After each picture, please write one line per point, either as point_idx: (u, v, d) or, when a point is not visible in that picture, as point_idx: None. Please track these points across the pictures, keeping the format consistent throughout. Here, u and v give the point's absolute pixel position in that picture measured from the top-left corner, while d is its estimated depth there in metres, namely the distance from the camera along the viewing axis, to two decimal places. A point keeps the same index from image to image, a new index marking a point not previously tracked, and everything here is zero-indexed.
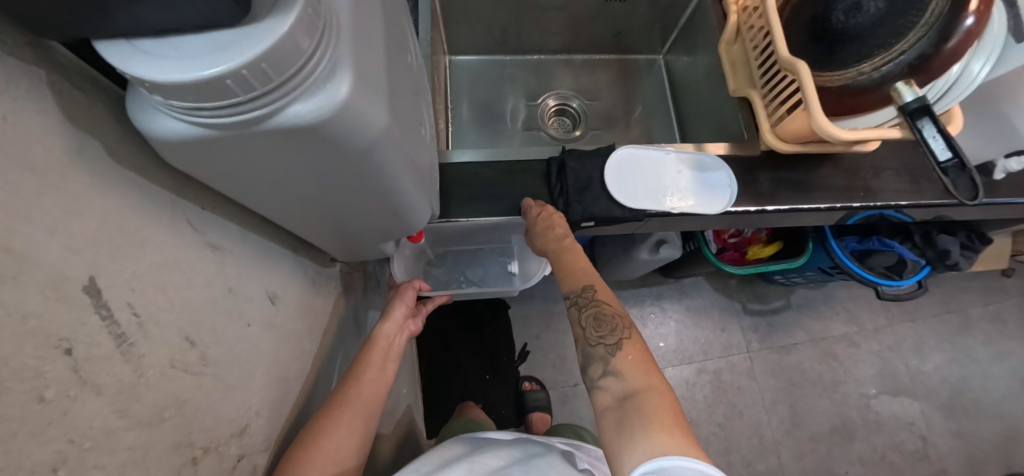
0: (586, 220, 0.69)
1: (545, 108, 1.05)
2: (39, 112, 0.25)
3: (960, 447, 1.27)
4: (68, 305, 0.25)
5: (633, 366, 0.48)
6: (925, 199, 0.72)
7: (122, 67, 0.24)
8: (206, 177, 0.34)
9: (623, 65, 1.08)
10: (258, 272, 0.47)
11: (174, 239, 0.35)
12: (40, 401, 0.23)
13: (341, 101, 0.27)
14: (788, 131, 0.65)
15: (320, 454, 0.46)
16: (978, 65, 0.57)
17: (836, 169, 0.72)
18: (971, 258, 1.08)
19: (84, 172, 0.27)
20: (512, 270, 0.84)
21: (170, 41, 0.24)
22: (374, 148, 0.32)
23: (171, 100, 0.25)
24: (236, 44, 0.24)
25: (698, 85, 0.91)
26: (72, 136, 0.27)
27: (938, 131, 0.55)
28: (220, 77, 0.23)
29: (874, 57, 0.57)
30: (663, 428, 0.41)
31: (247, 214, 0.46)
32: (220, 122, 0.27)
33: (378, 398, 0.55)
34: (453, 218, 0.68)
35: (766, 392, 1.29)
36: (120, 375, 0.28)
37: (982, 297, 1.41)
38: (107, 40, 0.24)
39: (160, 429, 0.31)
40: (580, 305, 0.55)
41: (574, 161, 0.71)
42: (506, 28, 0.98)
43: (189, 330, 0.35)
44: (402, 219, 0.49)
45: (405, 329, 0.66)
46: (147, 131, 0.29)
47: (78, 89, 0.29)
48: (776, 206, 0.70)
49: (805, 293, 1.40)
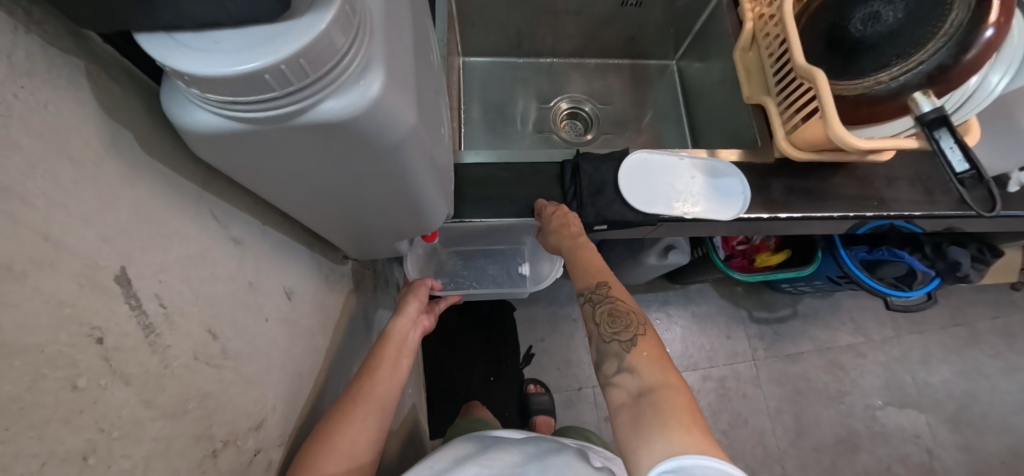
0: (598, 223, 0.69)
1: (557, 111, 1.05)
2: (78, 103, 0.25)
3: (966, 460, 1.26)
4: (100, 294, 0.25)
5: (649, 363, 0.47)
6: (939, 210, 0.71)
7: (161, 59, 0.24)
8: (234, 171, 0.35)
9: (635, 70, 1.08)
10: (275, 267, 0.47)
11: (199, 232, 0.35)
12: (73, 388, 0.23)
13: (373, 98, 0.27)
14: (803, 138, 0.65)
15: (334, 448, 0.46)
16: (997, 76, 0.57)
17: (850, 178, 0.72)
18: (982, 269, 1.07)
19: (117, 163, 0.28)
20: (523, 271, 0.84)
21: (209, 35, 0.25)
22: (400, 146, 0.32)
23: (208, 94, 0.25)
24: (274, 39, 0.24)
25: (711, 91, 0.91)
26: (106, 127, 0.27)
27: (955, 142, 0.55)
28: (258, 72, 0.23)
29: (892, 67, 0.56)
30: (681, 426, 0.41)
31: (266, 209, 0.46)
32: (254, 117, 0.27)
33: (392, 394, 0.55)
34: (465, 219, 0.68)
35: (771, 400, 1.28)
36: (147, 365, 0.28)
37: (990, 310, 1.40)
38: (148, 32, 0.25)
39: (183, 420, 0.31)
40: (595, 302, 0.55)
41: (588, 165, 0.71)
42: (520, 31, 0.99)
43: (211, 323, 0.35)
44: (419, 216, 0.49)
45: (419, 324, 0.66)
46: (180, 124, 0.29)
47: (113, 80, 0.29)
48: (789, 214, 0.69)
49: (812, 303, 1.39)
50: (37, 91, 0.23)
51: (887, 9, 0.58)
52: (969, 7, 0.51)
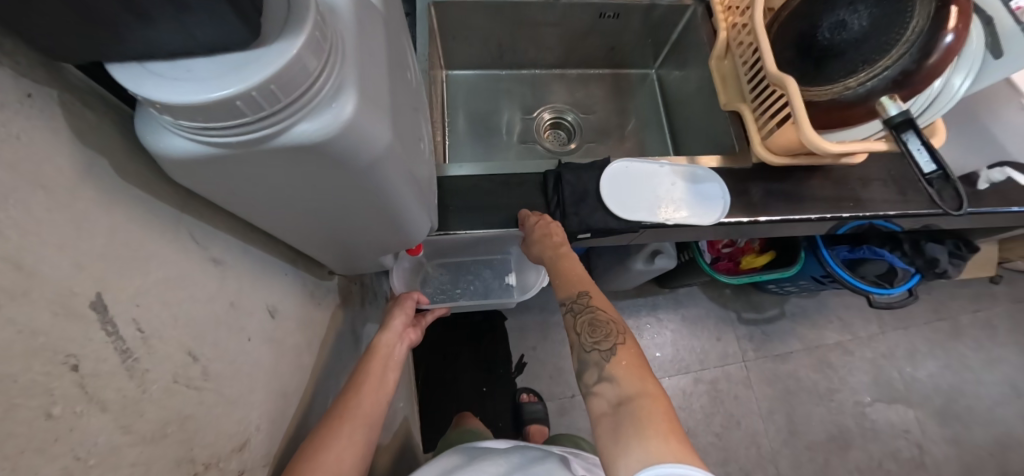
0: (582, 231, 0.70)
1: (541, 121, 1.07)
2: (50, 131, 0.26)
3: (955, 454, 1.27)
4: (76, 322, 0.25)
5: (628, 372, 0.48)
6: (913, 209, 0.73)
7: (133, 89, 0.25)
8: (212, 193, 0.35)
9: (616, 78, 1.10)
10: (258, 286, 0.47)
11: (178, 254, 0.35)
12: (47, 417, 0.23)
13: (346, 119, 0.28)
14: (778, 143, 0.67)
15: (320, 466, 0.46)
16: (959, 79, 0.59)
17: (826, 180, 0.74)
18: (959, 265, 1.10)
19: (92, 188, 0.28)
20: (511, 281, 0.85)
21: (181, 63, 0.25)
22: (377, 164, 0.33)
23: (180, 120, 0.26)
24: (246, 66, 0.24)
25: (690, 98, 0.93)
26: (81, 154, 0.28)
27: (923, 144, 0.56)
28: (230, 98, 0.24)
29: (859, 73, 0.59)
30: (657, 435, 0.41)
31: (247, 228, 0.46)
32: (228, 141, 0.27)
33: (377, 410, 0.55)
34: (451, 231, 0.69)
35: (763, 401, 1.29)
36: (124, 391, 0.28)
37: (971, 304, 1.43)
38: (121, 63, 0.25)
39: (162, 444, 0.31)
40: (576, 311, 0.55)
41: (570, 174, 0.72)
42: (501, 44, 1.00)
43: (192, 344, 0.35)
44: (401, 231, 0.49)
45: (406, 338, 0.66)
46: (154, 149, 0.29)
47: (87, 107, 0.29)
48: (769, 217, 0.71)
49: (799, 302, 1.41)
50: (9, 123, 0.23)
51: (853, 18, 0.60)
52: (929, 13, 0.53)
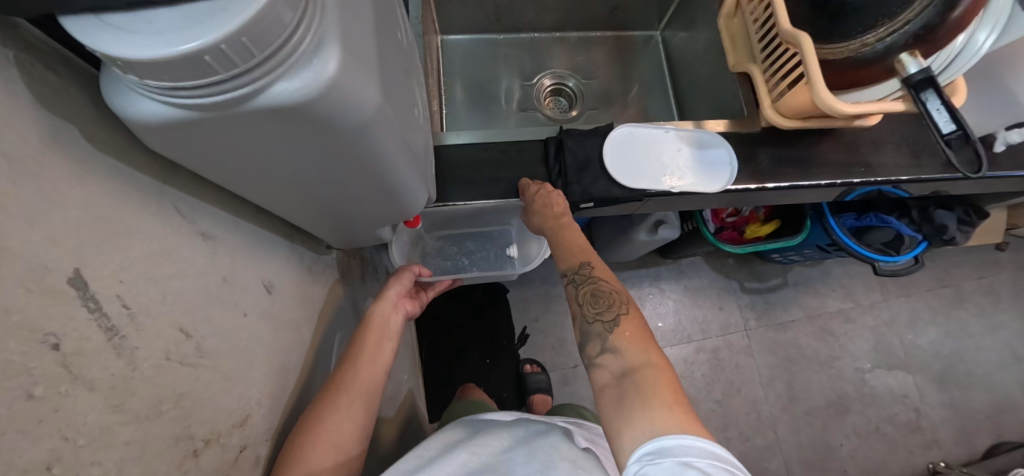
0: (585, 201, 0.68)
1: (541, 87, 1.03)
2: (9, 93, 0.23)
3: (951, 417, 1.29)
4: (52, 299, 0.24)
5: (631, 343, 0.47)
6: (927, 174, 0.71)
7: (88, 43, 0.22)
8: (192, 163, 0.33)
9: (619, 41, 1.05)
10: (253, 260, 0.46)
11: (164, 229, 0.34)
12: (28, 398, 0.22)
13: (329, 78, 0.26)
14: (788, 106, 0.64)
15: (319, 438, 0.46)
16: (984, 35, 0.55)
17: (837, 144, 0.71)
18: (966, 232, 1.07)
19: (62, 158, 0.26)
20: (511, 253, 0.84)
21: (142, 15, 0.23)
22: (365, 129, 0.31)
23: (147, 80, 0.24)
24: (214, 15, 0.22)
25: (696, 61, 0.89)
26: (45, 121, 0.25)
27: (942, 103, 0.53)
28: (197, 52, 0.21)
29: (879, 28, 0.54)
30: (663, 405, 0.41)
31: (237, 201, 0.44)
32: (201, 102, 0.25)
33: (377, 380, 0.55)
34: (450, 202, 0.67)
35: (764, 368, 1.30)
36: (113, 369, 0.27)
37: (976, 271, 1.42)
38: (77, 15, 0.23)
39: (158, 422, 0.31)
40: (578, 282, 0.54)
41: (572, 141, 0.70)
42: (498, 6, 0.95)
43: (183, 321, 0.34)
44: (396, 203, 0.48)
45: (403, 308, 0.65)
46: (123, 113, 0.27)
47: (50, 70, 0.27)
48: (777, 184, 0.69)
49: (802, 272, 1.40)
50: None
51: None
52: None
